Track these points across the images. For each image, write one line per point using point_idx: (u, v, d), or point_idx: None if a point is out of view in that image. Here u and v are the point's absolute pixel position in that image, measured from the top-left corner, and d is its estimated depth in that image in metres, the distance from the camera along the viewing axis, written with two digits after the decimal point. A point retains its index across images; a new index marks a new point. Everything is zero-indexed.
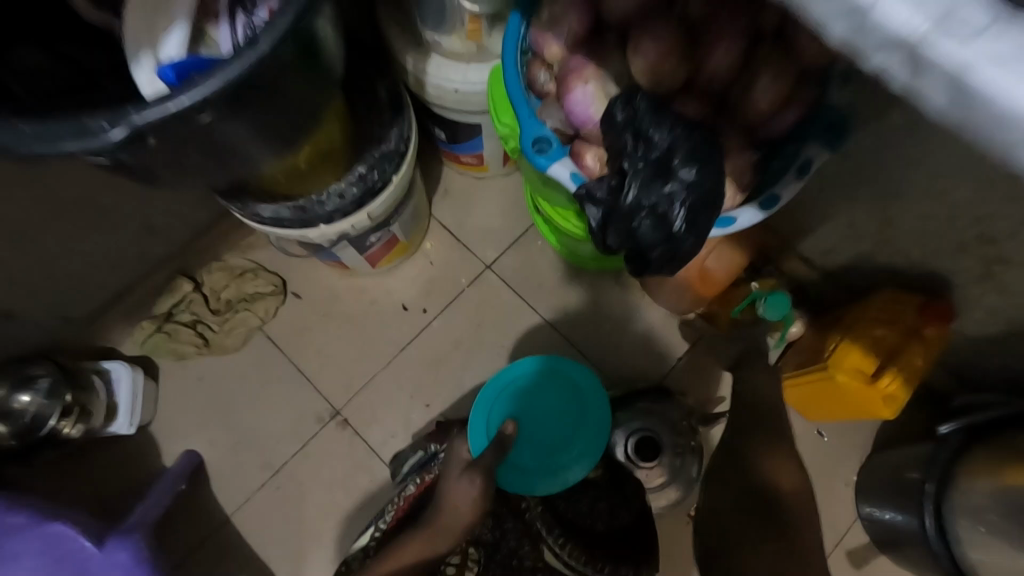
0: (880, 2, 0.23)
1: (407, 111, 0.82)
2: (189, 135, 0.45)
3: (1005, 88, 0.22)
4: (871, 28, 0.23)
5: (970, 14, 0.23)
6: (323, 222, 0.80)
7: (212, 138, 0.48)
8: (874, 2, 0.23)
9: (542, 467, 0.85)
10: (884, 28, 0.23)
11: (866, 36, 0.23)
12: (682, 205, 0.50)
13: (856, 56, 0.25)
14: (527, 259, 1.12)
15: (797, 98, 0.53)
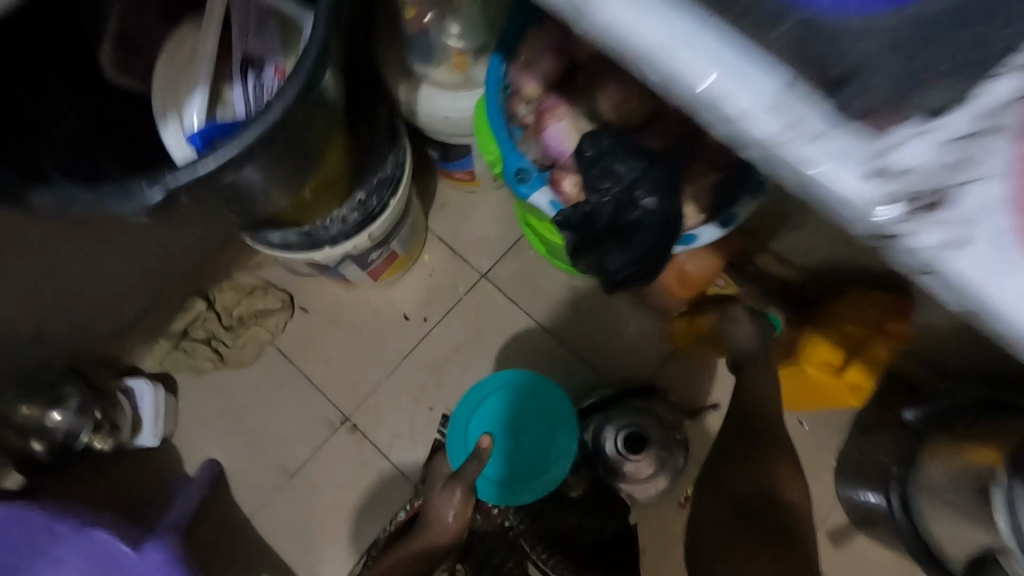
0: (744, 113, 0.26)
1: (402, 138, 0.89)
2: (214, 188, 0.52)
3: (845, 188, 0.25)
4: (741, 132, 0.26)
5: (827, 116, 0.25)
6: (327, 245, 0.87)
7: (233, 186, 0.55)
8: (738, 113, 0.26)
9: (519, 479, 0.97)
10: (748, 134, 0.26)
11: (739, 137, 0.27)
12: (642, 231, 0.59)
13: (739, 149, 0.28)
14: (520, 267, 1.18)
15: None
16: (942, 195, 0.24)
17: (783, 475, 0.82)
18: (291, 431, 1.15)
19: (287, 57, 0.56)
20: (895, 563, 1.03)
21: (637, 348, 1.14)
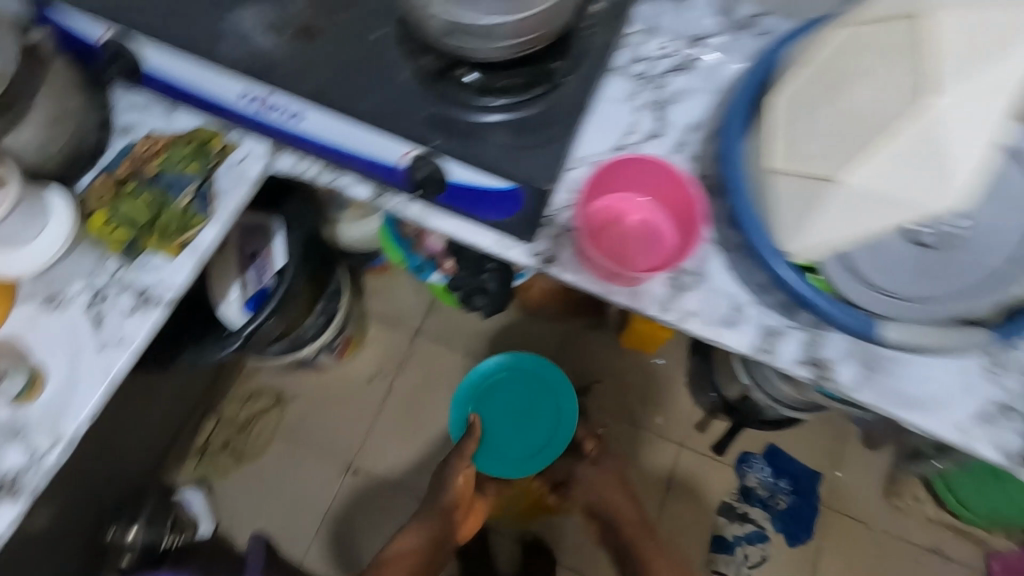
0: (489, 248, 0.72)
1: (337, 263, 1.34)
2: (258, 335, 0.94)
3: (527, 263, 0.72)
4: (494, 252, 0.72)
5: (515, 245, 0.72)
6: (309, 342, 1.32)
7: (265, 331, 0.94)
8: (488, 248, 0.72)
9: (518, 451, 1.06)
10: (494, 253, 0.72)
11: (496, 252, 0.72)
12: (493, 280, 1.03)
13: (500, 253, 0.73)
14: (440, 318, 1.66)
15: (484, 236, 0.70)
16: (552, 254, 0.72)
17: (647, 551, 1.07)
18: (312, 487, 1.53)
19: (269, 243, 0.99)
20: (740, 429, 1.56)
21: (536, 347, 1.63)
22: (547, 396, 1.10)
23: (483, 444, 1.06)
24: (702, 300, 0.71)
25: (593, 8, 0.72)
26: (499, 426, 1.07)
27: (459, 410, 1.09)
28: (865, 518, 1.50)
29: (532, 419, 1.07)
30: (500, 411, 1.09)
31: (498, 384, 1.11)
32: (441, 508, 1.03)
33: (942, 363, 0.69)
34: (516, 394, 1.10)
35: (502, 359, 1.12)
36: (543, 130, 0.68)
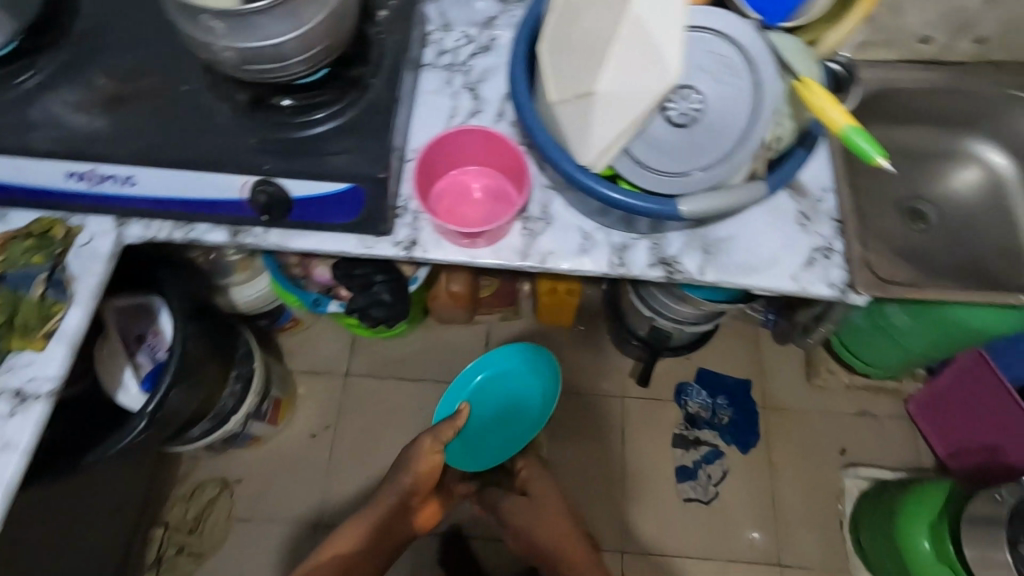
0: (356, 251, 0.78)
1: (241, 329, 1.34)
2: (165, 415, 0.92)
3: (391, 253, 0.78)
4: (361, 253, 0.78)
5: (378, 242, 0.78)
6: (231, 414, 1.30)
7: (172, 408, 0.94)
8: (355, 251, 0.78)
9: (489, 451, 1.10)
10: (361, 254, 0.78)
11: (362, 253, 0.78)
12: (385, 290, 1.07)
13: (366, 253, 0.79)
14: (365, 354, 1.70)
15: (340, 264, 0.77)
16: (412, 240, 0.79)
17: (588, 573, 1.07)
18: (286, 560, 1.50)
19: (155, 322, 1.00)
20: (673, 364, 1.67)
21: (462, 352, 1.71)
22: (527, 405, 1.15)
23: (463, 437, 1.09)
24: (553, 237, 0.80)
25: (381, 15, 0.79)
26: (482, 429, 1.11)
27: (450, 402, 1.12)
28: (796, 405, 1.64)
29: (514, 424, 1.13)
30: (489, 412, 1.12)
31: (489, 383, 1.14)
32: (395, 497, 1.04)
33: (763, 228, 0.81)
34: (505, 399, 1.13)
35: (494, 361, 1.16)
36: (367, 125, 0.74)
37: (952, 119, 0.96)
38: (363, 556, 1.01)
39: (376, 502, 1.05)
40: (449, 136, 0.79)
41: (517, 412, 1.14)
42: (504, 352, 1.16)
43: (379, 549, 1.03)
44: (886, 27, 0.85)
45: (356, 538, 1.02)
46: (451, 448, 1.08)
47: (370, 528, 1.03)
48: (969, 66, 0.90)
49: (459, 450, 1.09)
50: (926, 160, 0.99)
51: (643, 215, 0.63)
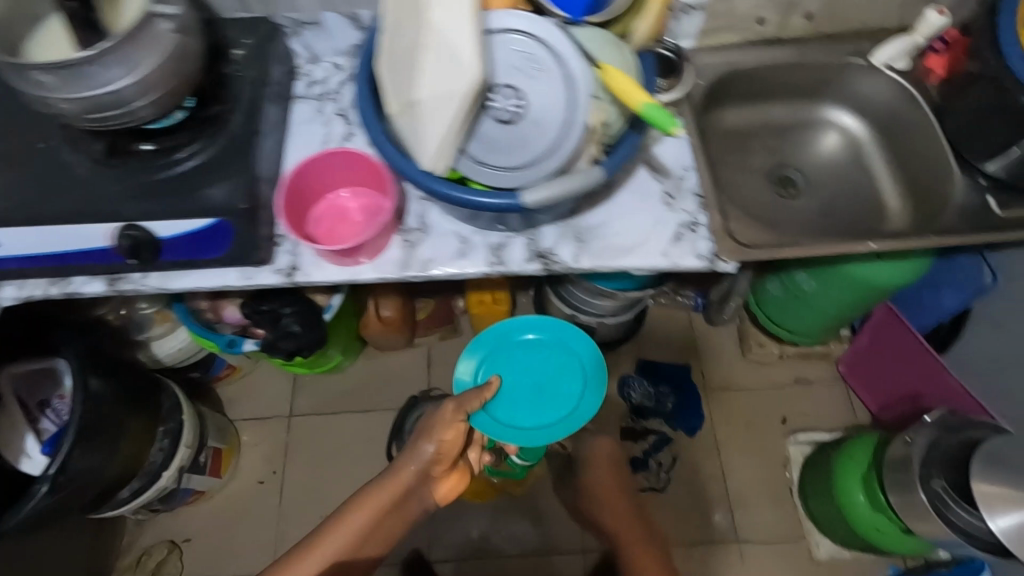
0: (241, 283, 0.80)
1: (166, 381, 1.32)
2: (72, 477, 0.91)
3: (274, 280, 0.80)
4: (247, 284, 0.80)
5: (259, 272, 0.80)
6: (162, 470, 1.27)
7: (80, 468, 0.92)
8: (239, 283, 0.79)
9: (522, 420, 0.91)
10: (246, 285, 0.80)
11: (246, 284, 0.80)
12: (295, 321, 1.08)
13: (250, 284, 0.80)
14: (308, 391, 1.68)
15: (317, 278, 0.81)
16: (293, 265, 0.80)
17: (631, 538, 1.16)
18: None
19: (59, 385, 0.99)
20: (613, 358, 1.70)
21: (405, 376, 1.71)
22: (567, 376, 0.94)
23: (494, 407, 0.91)
24: (431, 245, 0.82)
25: (235, 55, 0.81)
26: (516, 400, 0.92)
27: (476, 368, 0.94)
28: (735, 382, 1.68)
29: (554, 391, 0.93)
30: (524, 382, 0.94)
31: (529, 351, 0.96)
32: (413, 474, 0.93)
33: (632, 211, 0.85)
34: (546, 369, 0.94)
35: (537, 323, 0.97)
36: (229, 160, 0.75)
37: (806, 91, 1.02)
38: (361, 538, 0.93)
39: (388, 483, 0.93)
40: (314, 162, 0.81)
41: (561, 379, 0.94)
42: (547, 319, 0.97)
43: (385, 528, 0.97)
44: (723, 13, 0.90)
45: (356, 526, 0.92)
46: (478, 414, 0.90)
47: (383, 507, 0.93)
48: (807, 40, 0.96)
49: (492, 417, 0.90)
50: (789, 132, 1.05)
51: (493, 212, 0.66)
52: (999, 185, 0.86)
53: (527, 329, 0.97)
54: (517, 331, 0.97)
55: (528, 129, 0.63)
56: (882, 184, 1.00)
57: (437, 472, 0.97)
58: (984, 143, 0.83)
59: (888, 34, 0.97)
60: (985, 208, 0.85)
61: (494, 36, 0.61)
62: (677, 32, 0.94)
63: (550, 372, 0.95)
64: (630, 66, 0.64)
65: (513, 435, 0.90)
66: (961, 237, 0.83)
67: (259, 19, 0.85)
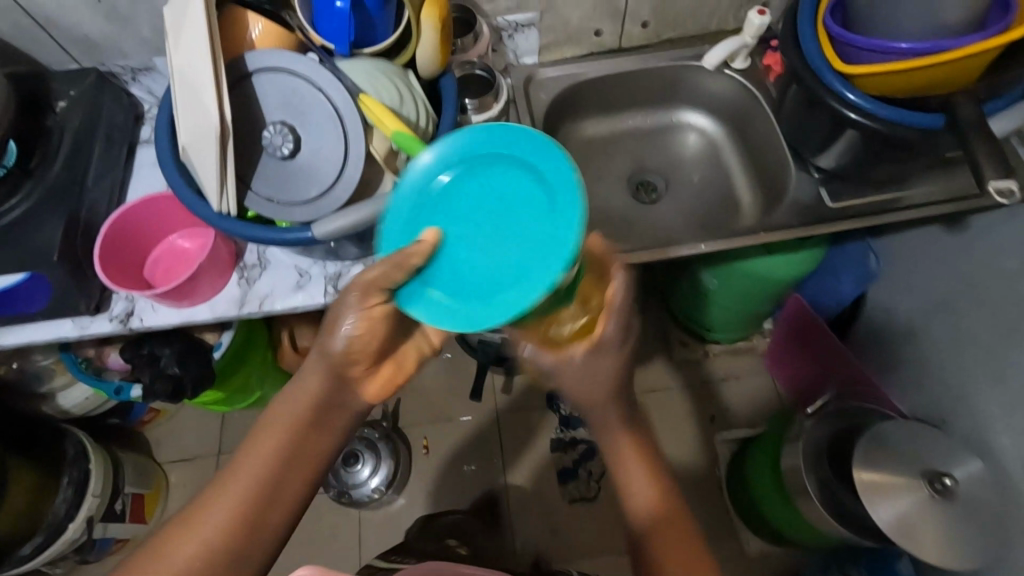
0: (77, 333, 0.79)
1: (69, 429, 1.32)
2: None
3: (112, 328, 0.80)
4: (85, 334, 0.80)
5: (95, 322, 0.80)
6: (68, 521, 1.24)
7: None
8: (76, 333, 0.79)
9: (479, 290, 0.51)
10: (84, 334, 0.80)
11: (83, 334, 0.80)
12: (173, 362, 1.06)
13: (88, 334, 0.80)
14: (235, 428, 1.66)
15: (144, 328, 0.80)
16: (128, 311, 0.80)
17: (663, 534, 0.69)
18: None
19: None
20: None
21: None
22: (547, 211, 0.51)
23: (437, 282, 0.53)
24: (269, 280, 0.82)
25: (61, 107, 0.83)
26: (466, 263, 0.52)
27: (402, 225, 0.55)
28: (666, 383, 1.67)
29: (517, 231, 0.51)
30: (477, 229, 0.53)
31: (462, 176, 0.54)
32: (322, 376, 0.61)
33: None
34: (505, 208, 0.52)
35: (465, 143, 0.55)
36: (43, 212, 0.75)
37: (658, 97, 1.03)
38: (275, 483, 0.60)
39: (293, 394, 0.62)
40: (135, 211, 0.80)
41: (524, 208, 0.52)
42: (493, 128, 0.55)
43: (312, 457, 0.62)
44: (555, 27, 0.92)
45: (264, 464, 0.60)
46: (409, 291, 0.54)
47: (295, 424, 0.61)
48: (647, 47, 0.99)
49: (432, 297, 0.53)
50: (650, 137, 1.07)
51: (294, 245, 0.66)
52: (830, 177, 0.87)
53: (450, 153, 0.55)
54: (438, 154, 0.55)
55: (309, 163, 0.63)
56: (738, 182, 1.01)
57: (357, 372, 0.63)
58: (809, 138, 0.85)
59: (725, 34, 0.99)
60: (818, 201, 0.86)
61: (257, 76, 0.62)
62: (517, 49, 0.95)
63: (505, 200, 0.52)
64: (416, 91, 0.67)
65: (463, 324, 0.51)
66: (791, 232, 0.84)
67: (87, 69, 0.86)
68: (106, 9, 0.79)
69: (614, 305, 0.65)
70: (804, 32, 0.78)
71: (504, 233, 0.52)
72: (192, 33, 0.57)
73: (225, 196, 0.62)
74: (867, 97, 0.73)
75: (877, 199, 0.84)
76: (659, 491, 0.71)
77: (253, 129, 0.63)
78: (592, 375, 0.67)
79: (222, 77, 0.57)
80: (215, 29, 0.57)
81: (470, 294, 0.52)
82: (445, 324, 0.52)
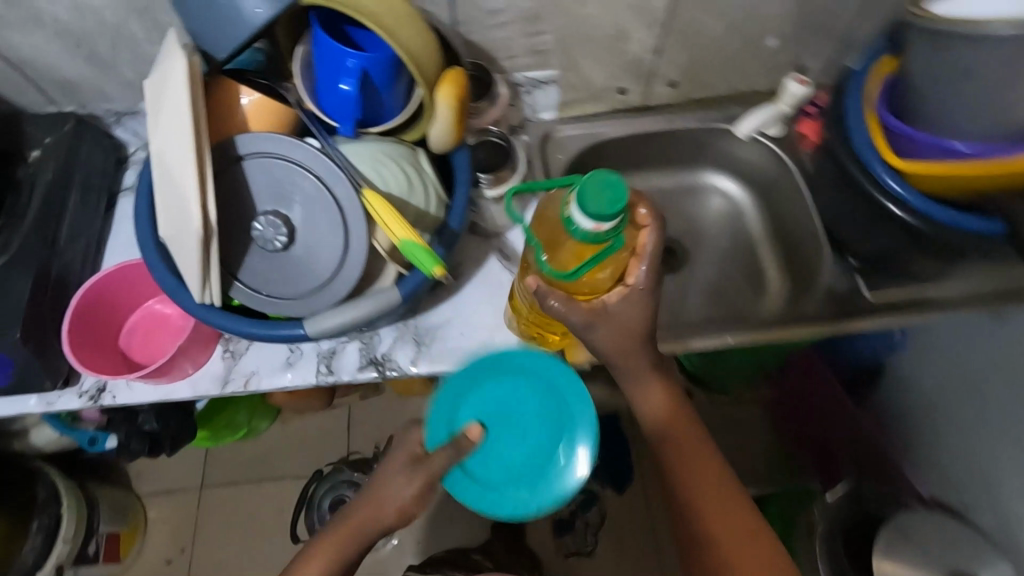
0: (44, 408, 0.72)
1: (40, 469, 1.24)
2: None
3: (82, 404, 0.72)
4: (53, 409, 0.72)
5: (64, 397, 0.72)
6: (36, 570, 1.16)
7: None
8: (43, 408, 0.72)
9: (511, 482, 0.63)
10: (52, 409, 0.72)
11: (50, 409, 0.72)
12: (152, 416, 0.98)
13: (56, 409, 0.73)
14: (219, 461, 1.58)
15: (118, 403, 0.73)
16: (101, 385, 0.73)
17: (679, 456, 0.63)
18: None
19: None
20: None
21: (322, 440, 1.59)
22: (566, 423, 0.65)
23: (475, 466, 0.64)
24: (256, 356, 0.75)
25: (34, 156, 0.75)
26: (501, 457, 0.64)
27: (446, 418, 0.67)
28: None
29: (539, 440, 0.65)
30: (511, 431, 0.65)
31: (501, 387, 0.68)
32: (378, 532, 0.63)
33: (478, 303, 0.78)
34: (532, 415, 0.66)
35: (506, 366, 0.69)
36: (6, 278, 0.67)
37: (684, 157, 0.97)
38: None
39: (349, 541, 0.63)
40: (114, 277, 0.73)
41: (545, 420, 0.66)
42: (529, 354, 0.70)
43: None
44: (579, 84, 0.86)
45: None
46: (452, 473, 0.64)
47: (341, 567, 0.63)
48: (674, 106, 0.92)
49: (472, 481, 0.63)
50: (673, 196, 1.00)
51: (285, 341, 0.59)
52: (868, 266, 0.80)
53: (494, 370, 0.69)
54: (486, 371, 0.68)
55: (304, 256, 0.57)
56: (764, 252, 0.95)
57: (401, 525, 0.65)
58: (847, 222, 0.79)
59: (759, 95, 0.92)
60: (854, 291, 0.80)
61: (247, 161, 0.55)
62: (535, 104, 0.88)
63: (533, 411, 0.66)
64: (426, 173, 0.60)
65: (493, 506, 0.62)
66: (827, 326, 0.77)
67: (66, 114, 0.78)
68: (87, 54, 0.72)
69: (646, 250, 0.61)
70: (851, 117, 0.73)
71: (532, 441, 0.65)
72: (172, 114, 0.49)
73: (209, 288, 0.55)
74: (912, 188, 0.69)
75: (912, 288, 0.78)
76: (674, 413, 0.64)
77: (240, 216, 0.56)
78: (627, 320, 0.61)
79: (207, 163, 0.50)
80: (200, 111, 0.50)
81: (503, 482, 0.63)
82: (482, 505, 0.63)
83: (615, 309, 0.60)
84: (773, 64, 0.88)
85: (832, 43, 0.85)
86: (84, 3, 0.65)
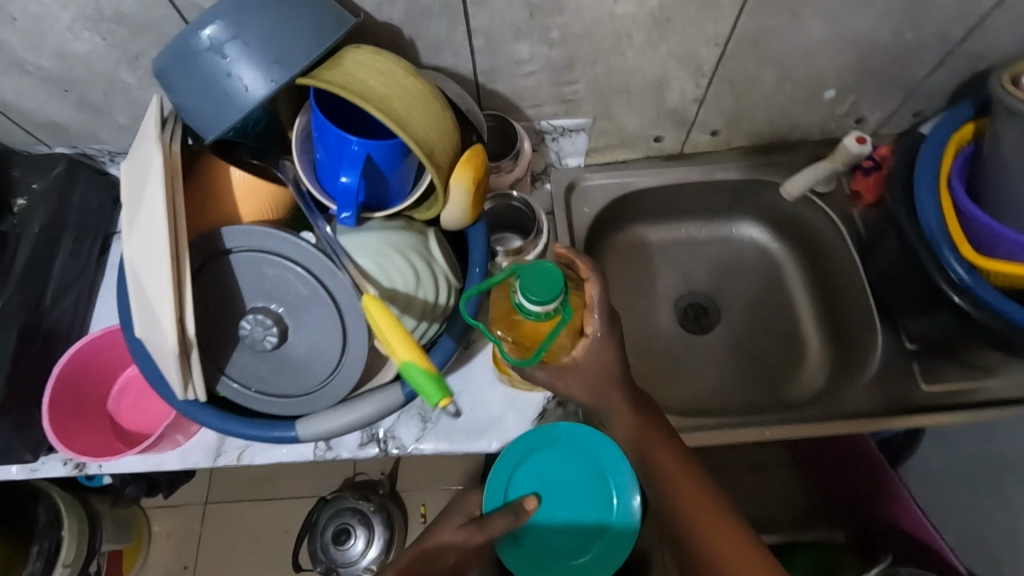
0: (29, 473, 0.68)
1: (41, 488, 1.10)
2: None
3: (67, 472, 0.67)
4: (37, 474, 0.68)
5: (49, 463, 0.67)
6: None
7: None
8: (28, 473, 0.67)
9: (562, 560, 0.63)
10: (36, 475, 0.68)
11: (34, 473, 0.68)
12: None
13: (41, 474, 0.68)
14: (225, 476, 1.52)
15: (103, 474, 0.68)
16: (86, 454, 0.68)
17: (663, 477, 0.57)
18: None
19: None
20: None
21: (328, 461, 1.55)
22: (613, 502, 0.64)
23: (528, 542, 0.64)
24: None
25: (22, 201, 0.70)
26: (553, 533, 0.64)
27: (505, 484, 0.65)
28: None
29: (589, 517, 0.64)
30: (563, 506, 0.65)
31: (554, 460, 0.65)
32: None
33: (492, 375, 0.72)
34: (590, 488, 0.65)
35: (559, 438, 0.66)
36: None
37: (721, 207, 0.89)
38: None
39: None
40: (104, 340, 0.68)
41: (596, 498, 0.64)
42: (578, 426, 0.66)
43: None
44: (610, 132, 0.78)
45: None
46: (507, 546, 0.64)
47: None
48: (713, 154, 0.84)
49: (526, 557, 0.64)
50: (707, 248, 0.91)
51: (275, 442, 0.53)
52: (926, 352, 0.72)
53: (547, 441, 0.66)
54: (541, 442, 0.66)
55: (297, 357, 0.51)
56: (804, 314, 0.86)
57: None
58: (904, 302, 0.71)
59: (807, 145, 0.84)
60: (907, 379, 0.72)
61: (234, 254, 0.49)
62: (560, 151, 0.80)
63: (584, 488, 0.65)
64: (440, 263, 0.53)
65: None
66: (872, 423, 0.70)
67: (57, 155, 0.72)
68: (75, 99, 0.66)
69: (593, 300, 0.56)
70: (922, 189, 0.64)
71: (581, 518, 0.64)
72: (148, 209, 0.43)
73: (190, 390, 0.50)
74: (982, 279, 0.60)
75: (961, 384, 0.71)
76: (650, 435, 0.59)
77: (225, 313, 0.50)
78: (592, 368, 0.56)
79: (185, 267, 0.44)
80: (180, 207, 0.44)
81: (556, 560, 0.63)
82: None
83: (580, 362, 0.56)
84: (829, 114, 0.79)
85: (897, 97, 0.76)
86: (71, 51, 0.59)
